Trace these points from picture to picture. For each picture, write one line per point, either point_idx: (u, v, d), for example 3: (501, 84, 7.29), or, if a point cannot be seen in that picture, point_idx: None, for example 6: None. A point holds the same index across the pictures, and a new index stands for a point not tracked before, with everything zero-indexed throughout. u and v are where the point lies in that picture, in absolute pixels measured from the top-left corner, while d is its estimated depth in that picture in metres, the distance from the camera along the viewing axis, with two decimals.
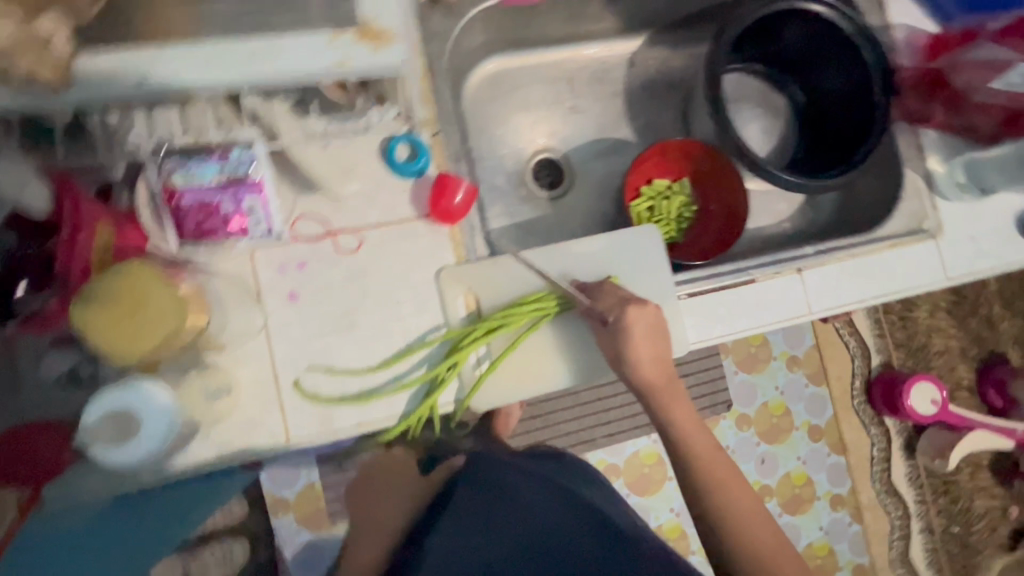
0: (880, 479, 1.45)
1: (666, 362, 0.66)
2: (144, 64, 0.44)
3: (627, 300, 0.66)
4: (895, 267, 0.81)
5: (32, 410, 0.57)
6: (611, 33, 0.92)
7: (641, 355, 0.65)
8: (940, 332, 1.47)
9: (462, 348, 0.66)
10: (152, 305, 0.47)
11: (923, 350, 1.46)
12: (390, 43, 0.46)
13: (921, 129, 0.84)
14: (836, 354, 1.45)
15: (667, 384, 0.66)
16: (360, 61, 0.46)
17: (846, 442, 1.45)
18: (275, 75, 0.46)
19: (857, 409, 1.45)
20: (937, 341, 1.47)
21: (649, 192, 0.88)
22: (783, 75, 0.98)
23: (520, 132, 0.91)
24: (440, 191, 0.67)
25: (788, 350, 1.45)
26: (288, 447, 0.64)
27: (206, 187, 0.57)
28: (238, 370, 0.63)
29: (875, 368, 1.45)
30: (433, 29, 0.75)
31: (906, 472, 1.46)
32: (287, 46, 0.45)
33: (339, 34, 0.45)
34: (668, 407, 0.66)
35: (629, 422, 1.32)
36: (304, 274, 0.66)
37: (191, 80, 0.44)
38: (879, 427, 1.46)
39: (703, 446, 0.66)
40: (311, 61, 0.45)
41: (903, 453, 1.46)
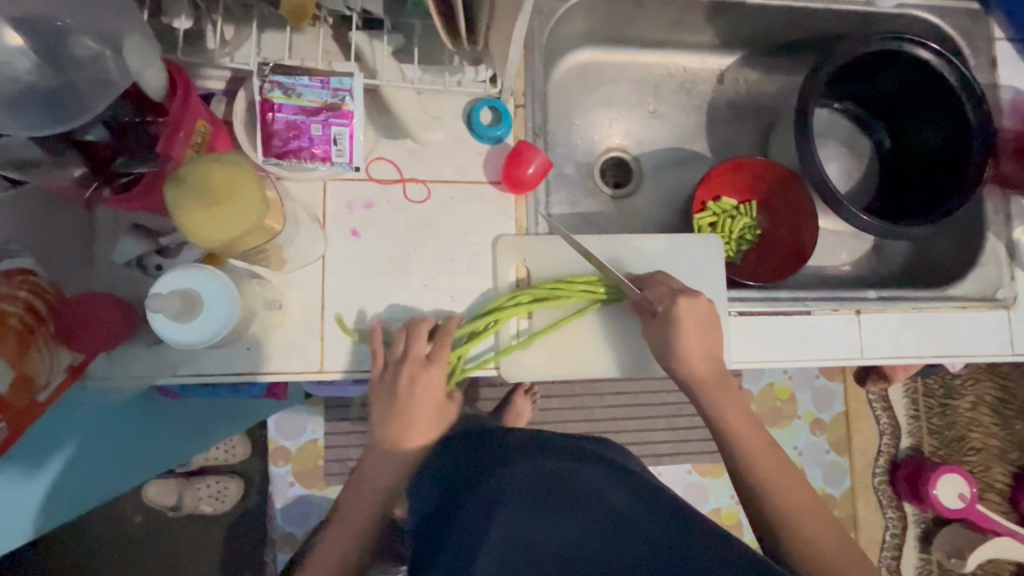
0: (888, 565, 1.37)
1: (717, 360, 0.65)
2: None
3: (676, 288, 0.66)
4: (963, 329, 0.77)
5: (98, 283, 0.61)
6: (708, 45, 0.92)
7: (687, 345, 0.64)
8: (981, 428, 1.38)
9: (505, 308, 0.66)
10: (239, 191, 0.48)
11: (961, 442, 1.38)
12: None
13: (1013, 195, 0.80)
14: (865, 427, 1.39)
15: (718, 380, 0.65)
16: None
17: (859, 520, 1.37)
18: None
19: (875, 488, 1.38)
20: (976, 436, 1.38)
21: (715, 209, 0.86)
22: (873, 119, 0.95)
23: (597, 126, 0.92)
24: (515, 160, 0.68)
25: (813, 412, 1.39)
26: (321, 376, 0.64)
27: (301, 108, 0.59)
28: (289, 291, 0.64)
29: (903, 450, 1.39)
30: (540, 6, 0.76)
31: (916, 564, 1.38)
32: None
33: None
34: (718, 400, 0.65)
35: (639, 448, 1.29)
36: (369, 215, 0.67)
37: None
38: (897, 512, 1.38)
39: (755, 442, 0.64)
40: None
41: (917, 543, 1.38)
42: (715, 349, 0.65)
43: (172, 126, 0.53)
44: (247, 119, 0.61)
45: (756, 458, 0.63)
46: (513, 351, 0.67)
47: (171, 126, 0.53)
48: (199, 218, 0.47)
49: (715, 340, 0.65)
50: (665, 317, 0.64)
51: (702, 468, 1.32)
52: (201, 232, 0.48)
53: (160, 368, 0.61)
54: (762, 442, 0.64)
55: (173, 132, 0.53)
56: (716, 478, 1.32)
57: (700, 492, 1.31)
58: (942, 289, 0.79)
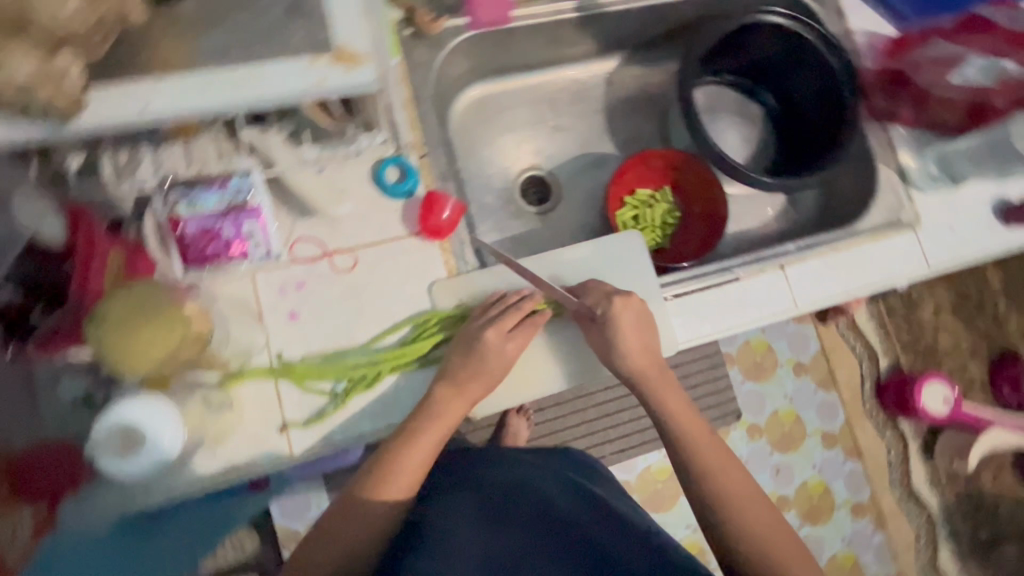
0: (899, 485, 1.40)
1: (657, 352, 0.70)
2: (148, 95, 0.45)
3: (608, 294, 0.70)
4: (877, 260, 0.83)
5: (48, 432, 0.59)
6: (589, 53, 0.97)
7: (630, 342, 0.69)
8: (948, 330, 1.42)
9: (425, 336, 0.70)
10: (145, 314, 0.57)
11: (933, 351, 1.42)
12: (361, 64, 0.48)
13: (891, 126, 0.87)
14: (841, 357, 1.41)
15: (660, 377, 0.70)
16: (335, 82, 0.48)
17: (860, 449, 1.39)
18: (256, 101, 0.47)
19: (868, 414, 1.40)
20: (945, 338, 1.42)
21: (633, 202, 0.91)
22: (755, 84, 1.02)
23: (507, 152, 0.96)
24: (428, 209, 0.71)
25: (793, 358, 1.39)
26: (294, 461, 0.66)
27: (208, 214, 0.61)
28: (241, 388, 0.65)
29: (883, 368, 1.40)
30: (418, 60, 0.79)
31: (925, 475, 1.40)
32: (268, 70, 0.47)
33: (317, 59, 0.48)
34: (660, 394, 0.70)
35: (639, 437, 1.30)
36: (303, 294, 0.69)
37: (182, 109, 0.46)
38: (893, 431, 1.40)
39: (700, 436, 0.69)
40: (290, 84, 0.47)
41: (920, 455, 1.41)
42: (653, 339, 0.70)
43: (82, 266, 0.58)
44: (159, 236, 0.61)
45: (699, 447, 0.68)
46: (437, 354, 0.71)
47: (81, 267, 0.58)
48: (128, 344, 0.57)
49: (653, 328, 0.71)
50: (599, 317, 0.69)
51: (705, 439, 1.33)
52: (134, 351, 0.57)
53: (130, 497, 0.60)
54: (703, 434, 0.70)
55: (84, 272, 0.58)
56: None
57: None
58: (852, 226, 0.84)
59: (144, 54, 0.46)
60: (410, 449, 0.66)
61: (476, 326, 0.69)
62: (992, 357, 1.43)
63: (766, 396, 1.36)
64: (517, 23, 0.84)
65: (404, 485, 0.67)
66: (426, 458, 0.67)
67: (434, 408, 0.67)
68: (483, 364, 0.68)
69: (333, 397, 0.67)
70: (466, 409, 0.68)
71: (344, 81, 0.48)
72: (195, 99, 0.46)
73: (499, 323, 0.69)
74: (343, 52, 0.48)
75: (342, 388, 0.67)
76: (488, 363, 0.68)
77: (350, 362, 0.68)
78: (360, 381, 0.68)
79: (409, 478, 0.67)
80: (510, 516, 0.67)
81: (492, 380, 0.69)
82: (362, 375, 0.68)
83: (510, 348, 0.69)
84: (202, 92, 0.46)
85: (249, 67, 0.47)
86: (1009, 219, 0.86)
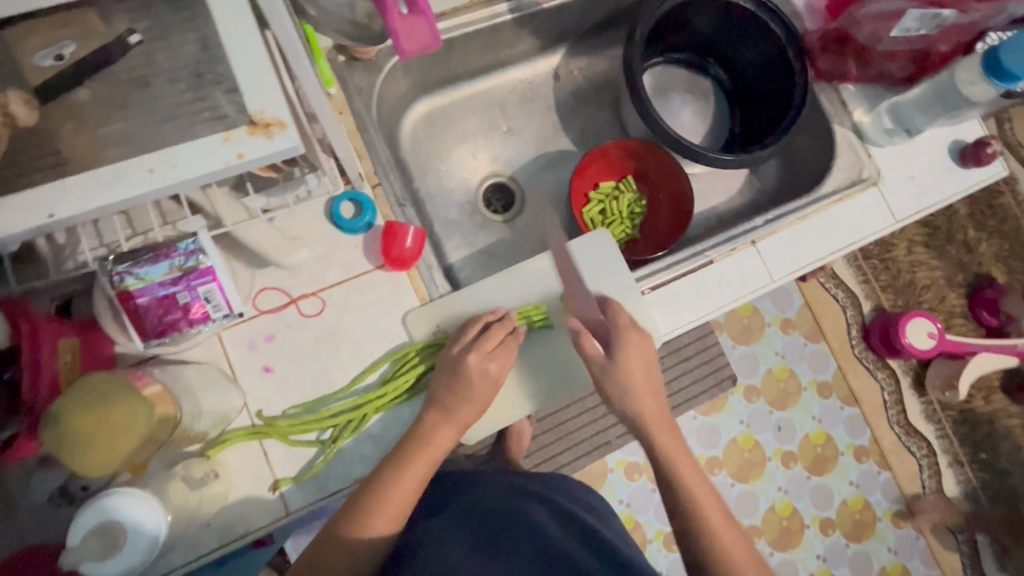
0: (898, 421, 1.30)
1: (659, 402, 0.72)
2: (51, 196, 0.38)
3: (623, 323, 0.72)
4: (842, 222, 0.83)
5: (34, 534, 0.58)
6: (532, 51, 0.95)
7: (638, 380, 0.71)
8: (924, 266, 1.33)
9: (406, 370, 0.68)
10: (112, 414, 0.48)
11: (912, 286, 1.32)
12: (283, 129, 0.40)
13: (841, 85, 0.87)
14: (827, 308, 1.32)
15: (664, 427, 0.71)
16: (257, 154, 0.40)
17: (857, 393, 1.31)
18: (179, 187, 0.40)
19: (859, 357, 1.31)
20: (922, 274, 1.33)
21: (598, 195, 0.90)
22: (703, 59, 1.01)
23: (464, 162, 0.94)
24: (390, 240, 0.69)
25: (779, 315, 1.31)
26: (291, 518, 0.64)
27: (159, 283, 0.57)
28: (225, 454, 0.63)
29: (868, 313, 1.31)
30: (356, 85, 0.78)
31: (922, 410, 1.31)
32: (183, 151, 0.39)
33: (232, 131, 0.39)
34: (665, 446, 0.70)
35: None
36: (274, 346, 0.67)
37: (87, 210, 0.38)
38: (886, 370, 1.31)
39: (700, 487, 0.68)
40: (209, 164, 0.39)
41: (913, 390, 1.31)
42: (655, 381, 0.72)
43: (31, 358, 0.54)
44: (113, 313, 0.59)
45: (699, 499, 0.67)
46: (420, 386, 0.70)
47: (29, 359, 0.54)
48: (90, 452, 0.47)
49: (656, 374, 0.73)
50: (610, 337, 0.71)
51: (705, 408, 1.26)
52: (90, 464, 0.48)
53: None
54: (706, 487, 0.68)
55: (34, 365, 0.54)
56: (720, 412, 1.26)
57: (712, 432, 1.25)
58: (816, 192, 0.84)
59: (64, 129, 0.39)
60: (399, 478, 0.63)
61: (455, 352, 0.68)
62: (969, 284, 1.33)
63: (757, 355, 1.28)
64: (454, 33, 0.82)
65: (387, 519, 0.63)
66: (412, 488, 0.64)
67: (423, 434, 0.65)
68: (471, 390, 0.67)
69: (320, 446, 0.65)
70: (456, 435, 0.66)
71: (265, 152, 0.40)
72: (98, 199, 0.38)
73: (479, 345, 0.68)
74: (260, 119, 0.40)
75: (329, 435, 0.66)
76: (472, 386, 0.67)
77: (332, 408, 0.66)
78: (345, 427, 0.66)
79: (393, 511, 0.63)
80: (502, 542, 0.64)
81: (480, 405, 0.68)
82: (345, 422, 0.66)
83: (493, 368, 0.68)
84: (104, 192, 0.38)
85: (154, 154, 0.39)
86: (965, 161, 0.86)
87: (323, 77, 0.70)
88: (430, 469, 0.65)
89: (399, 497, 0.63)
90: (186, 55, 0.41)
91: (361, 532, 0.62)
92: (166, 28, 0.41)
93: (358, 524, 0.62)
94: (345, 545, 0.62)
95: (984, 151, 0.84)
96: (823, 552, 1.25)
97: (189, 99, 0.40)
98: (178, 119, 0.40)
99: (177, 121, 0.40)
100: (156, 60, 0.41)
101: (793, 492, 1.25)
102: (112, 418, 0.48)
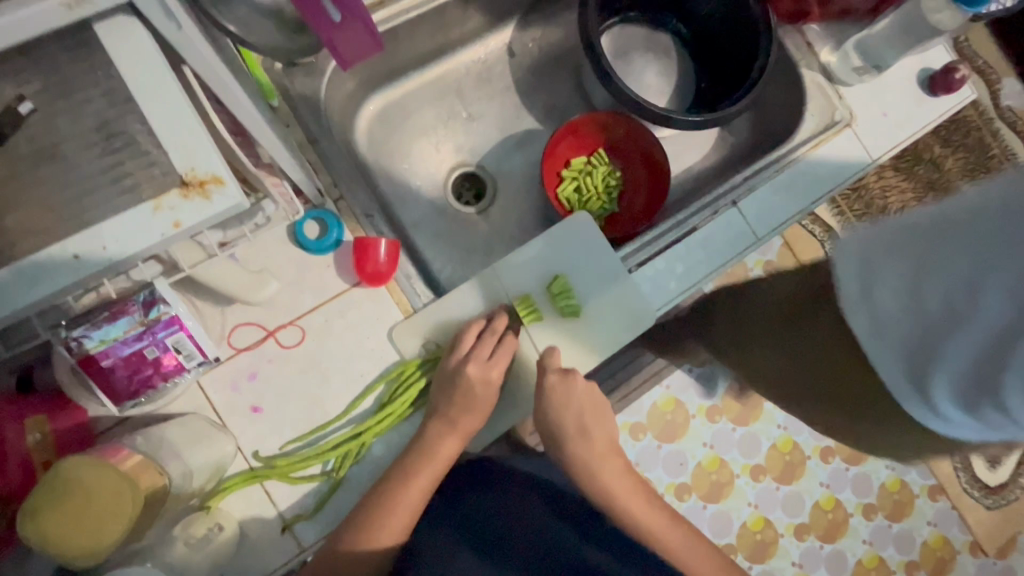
0: None
1: (605, 448, 0.71)
2: None
3: (559, 375, 0.69)
4: (821, 167, 0.80)
5: None
6: (480, 29, 0.90)
7: (572, 426, 0.70)
8: (896, 190, 1.33)
9: (400, 395, 0.66)
10: (95, 497, 0.45)
11: (885, 212, 1.32)
12: (222, 184, 0.37)
13: (803, 26, 0.84)
14: (809, 248, 1.31)
15: (616, 473, 0.70)
16: (195, 218, 0.36)
17: None
18: (119, 262, 0.36)
19: None
20: (894, 199, 1.33)
21: (570, 173, 0.86)
22: (659, 13, 0.96)
23: (427, 156, 0.89)
24: (363, 255, 0.65)
25: (762, 258, 1.28)
26: (306, 554, 0.62)
27: (122, 341, 0.53)
28: (227, 502, 0.61)
29: None
30: (300, 95, 0.74)
31: None
32: (108, 225, 0.35)
33: (163, 196, 0.36)
34: (617, 493, 0.69)
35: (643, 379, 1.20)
36: (258, 384, 0.64)
37: (20, 302, 0.35)
38: None
39: (665, 527, 0.68)
40: (141, 237, 0.36)
41: None
42: (601, 426, 0.72)
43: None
44: (78, 380, 0.55)
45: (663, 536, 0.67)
46: (414, 405, 0.67)
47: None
48: (69, 546, 0.44)
49: (607, 419, 0.73)
50: (541, 393, 0.70)
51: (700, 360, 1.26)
52: (78, 556, 0.45)
53: None
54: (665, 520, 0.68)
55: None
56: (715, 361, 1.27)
57: (708, 382, 1.26)
58: (788, 142, 0.81)
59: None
60: (405, 489, 0.62)
61: (454, 363, 0.67)
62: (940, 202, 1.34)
63: None
64: (394, 24, 0.77)
65: (395, 529, 0.61)
66: (416, 499, 0.62)
67: (428, 445, 0.64)
68: (474, 399, 0.66)
69: (324, 483, 0.63)
70: (460, 444, 0.66)
71: (204, 214, 0.36)
72: (38, 288, 0.35)
73: (476, 354, 0.67)
74: (192, 178, 0.36)
75: (333, 465, 0.64)
76: (476, 397, 0.66)
77: (331, 440, 0.63)
78: (343, 462, 0.63)
79: (404, 518, 0.62)
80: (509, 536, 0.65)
81: (484, 411, 0.67)
82: (342, 457, 0.63)
83: (494, 374, 0.67)
84: (38, 283, 0.35)
85: (78, 236, 0.35)
86: (935, 90, 0.84)
87: (263, 87, 0.66)
88: (439, 475, 0.64)
89: (406, 508, 0.62)
90: (94, 111, 0.36)
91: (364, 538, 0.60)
92: (66, 84, 0.36)
93: (359, 533, 0.60)
94: (351, 554, 0.59)
95: (953, 77, 0.82)
96: (826, 479, 1.28)
97: (110, 163, 0.36)
98: (107, 182, 0.36)
99: (105, 186, 0.36)
100: (62, 123, 0.36)
101: (792, 427, 1.28)
102: (94, 500, 0.45)
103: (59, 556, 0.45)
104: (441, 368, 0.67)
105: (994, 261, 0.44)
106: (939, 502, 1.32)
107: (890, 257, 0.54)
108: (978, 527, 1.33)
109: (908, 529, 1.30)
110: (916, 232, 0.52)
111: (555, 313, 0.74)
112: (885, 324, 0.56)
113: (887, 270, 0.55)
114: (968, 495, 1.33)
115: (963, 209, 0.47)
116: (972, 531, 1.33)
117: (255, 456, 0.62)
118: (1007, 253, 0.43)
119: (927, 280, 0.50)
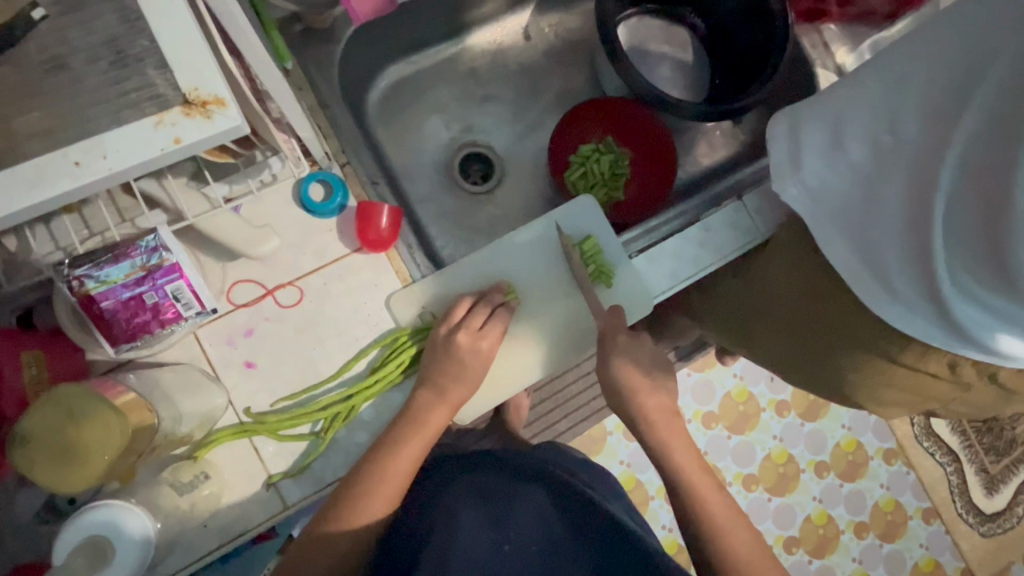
0: None
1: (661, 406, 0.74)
2: None
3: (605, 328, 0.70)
4: None
5: (25, 552, 0.56)
6: (499, 11, 0.91)
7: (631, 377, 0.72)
8: None
9: (390, 364, 0.66)
10: (84, 424, 0.46)
11: None
12: (222, 106, 0.37)
13: (821, 25, 0.83)
14: None
15: (667, 428, 0.73)
16: (193, 138, 0.37)
17: None
18: (120, 177, 0.37)
19: None
20: None
21: (578, 159, 0.86)
22: (677, 7, 0.97)
23: (437, 133, 0.90)
24: (365, 221, 0.66)
25: None
26: (288, 512, 0.62)
27: (122, 284, 0.53)
28: (214, 454, 0.61)
29: None
30: (316, 61, 0.75)
31: None
32: (109, 138, 0.36)
33: (165, 112, 0.37)
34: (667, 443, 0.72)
35: None
36: (254, 341, 0.64)
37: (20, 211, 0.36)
38: None
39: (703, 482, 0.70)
40: (140, 151, 0.36)
41: None
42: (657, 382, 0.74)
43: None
44: (77, 318, 0.56)
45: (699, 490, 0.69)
46: (404, 373, 0.68)
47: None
48: (54, 471, 0.46)
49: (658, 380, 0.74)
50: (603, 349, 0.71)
51: (699, 364, 1.26)
52: (62, 483, 0.46)
53: None
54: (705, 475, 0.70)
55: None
56: (714, 367, 1.26)
57: (707, 388, 1.26)
58: None
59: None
60: (395, 454, 0.63)
61: (446, 333, 0.67)
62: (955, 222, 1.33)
63: None
64: None
65: (385, 496, 0.63)
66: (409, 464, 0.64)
67: (416, 413, 0.65)
68: (464, 368, 0.67)
69: (311, 445, 0.63)
70: (449, 414, 0.67)
71: (203, 134, 0.37)
72: (29, 197, 0.36)
73: (467, 324, 0.68)
74: (195, 97, 0.37)
75: (321, 426, 0.64)
76: (466, 366, 0.67)
77: (320, 400, 0.63)
78: (332, 422, 0.63)
79: (393, 483, 0.63)
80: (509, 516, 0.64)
81: (474, 382, 0.68)
82: (331, 418, 0.63)
83: (483, 345, 0.67)
84: (38, 196, 0.36)
85: (79, 144, 0.36)
86: None
87: (277, 52, 0.65)
88: (427, 446, 0.66)
89: (397, 473, 0.63)
90: (105, 27, 0.37)
91: (356, 505, 0.62)
92: (80, 4, 0.37)
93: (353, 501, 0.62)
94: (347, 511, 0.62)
95: None
96: (819, 494, 1.27)
97: (115, 79, 0.37)
98: (109, 101, 0.37)
99: (109, 104, 0.37)
100: (73, 44, 0.37)
101: (788, 440, 1.27)
102: (80, 427, 0.46)
103: (42, 480, 0.46)
104: (433, 338, 0.67)
105: (904, 107, 0.55)
106: (933, 524, 1.31)
107: (814, 131, 0.64)
108: (970, 553, 1.31)
109: (900, 551, 1.29)
110: (837, 106, 0.61)
111: (552, 293, 0.74)
112: (819, 194, 0.63)
113: (812, 144, 0.63)
114: (962, 520, 1.32)
115: (877, 74, 0.58)
116: (965, 556, 1.31)
117: (245, 411, 0.62)
118: (925, 79, 0.53)
119: (849, 139, 0.60)
